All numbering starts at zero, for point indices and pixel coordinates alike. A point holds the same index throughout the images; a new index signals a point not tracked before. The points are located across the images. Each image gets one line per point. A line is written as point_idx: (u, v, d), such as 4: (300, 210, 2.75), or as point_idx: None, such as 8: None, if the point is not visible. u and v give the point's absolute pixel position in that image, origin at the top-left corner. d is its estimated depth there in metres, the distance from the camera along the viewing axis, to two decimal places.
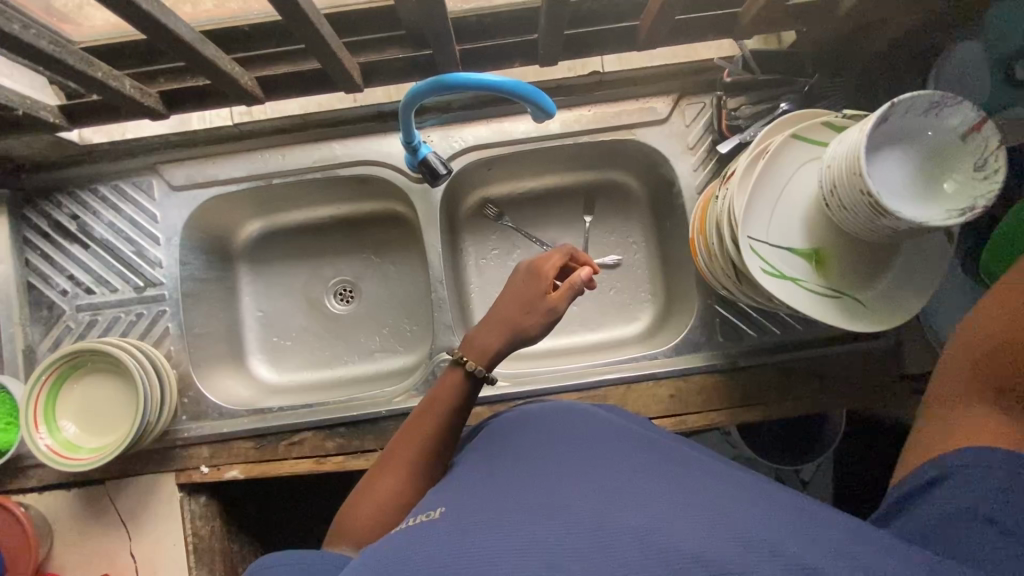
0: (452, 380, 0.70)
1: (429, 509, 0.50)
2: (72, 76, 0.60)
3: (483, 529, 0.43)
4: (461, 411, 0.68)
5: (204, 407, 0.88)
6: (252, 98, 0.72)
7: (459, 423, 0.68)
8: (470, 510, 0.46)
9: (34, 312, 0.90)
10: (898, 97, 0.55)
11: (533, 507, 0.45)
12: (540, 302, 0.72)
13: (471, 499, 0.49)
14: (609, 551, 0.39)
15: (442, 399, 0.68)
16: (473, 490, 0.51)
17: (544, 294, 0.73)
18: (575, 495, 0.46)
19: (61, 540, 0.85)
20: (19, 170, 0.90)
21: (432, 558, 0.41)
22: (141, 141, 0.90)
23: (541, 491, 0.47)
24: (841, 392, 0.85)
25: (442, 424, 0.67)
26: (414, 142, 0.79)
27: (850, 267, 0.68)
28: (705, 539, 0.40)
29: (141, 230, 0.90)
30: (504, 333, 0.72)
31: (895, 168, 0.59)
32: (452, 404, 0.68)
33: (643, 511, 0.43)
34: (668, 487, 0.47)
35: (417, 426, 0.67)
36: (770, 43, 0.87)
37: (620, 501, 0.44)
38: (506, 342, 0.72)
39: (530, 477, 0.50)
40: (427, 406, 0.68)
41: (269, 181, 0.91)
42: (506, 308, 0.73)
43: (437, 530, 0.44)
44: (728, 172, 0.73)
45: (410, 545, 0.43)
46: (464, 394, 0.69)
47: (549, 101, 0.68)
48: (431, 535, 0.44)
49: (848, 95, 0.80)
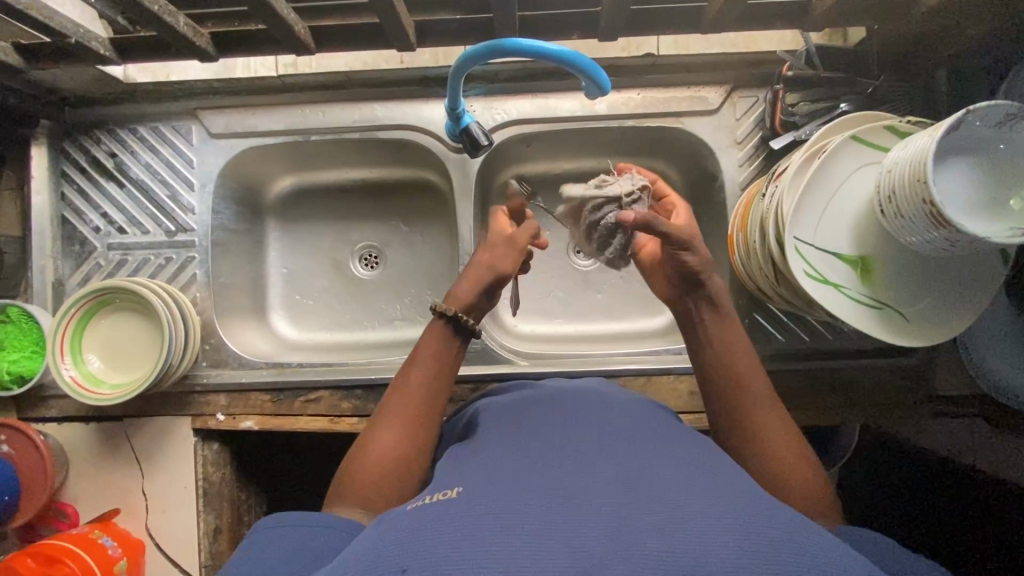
0: (436, 333, 0.69)
1: (440, 488, 0.49)
2: (130, 6, 0.60)
3: (498, 511, 0.42)
4: (449, 362, 0.68)
5: (225, 355, 0.89)
6: (303, 47, 0.71)
7: (449, 375, 0.68)
8: (484, 491, 0.45)
9: (66, 246, 0.90)
10: (974, 104, 0.53)
11: (549, 494, 0.44)
12: (502, 241, 0.76)
13: (486, 477, 0.48)
14: (626, 541, 0.39)
15: (425, 350, 0.68)
16: (484, 467, 0.50)
17: (507, 236, 0.77)
18: (588, 481, 0.45)
19: (76, 471, 0.87)
20: (62, 103, 0.90)
21: (447, 536, 0.40)
22: (182, 84, 0.89)
23: (557, 477, 0.46)
24: (864, 406, 0.83)
25: (431, 375, 0.66)
26: (459, 109, 0.77)
27: (899, 278, 0.66)
28: (727, 547, 0.38)
29: (176, 174, 0.90)
30: (476, 280, 0.72)
31: (962, 179, 0.57)
32: (436, 354, 0.68)
33: (660, 507, 0.42)
34: (684, 474, 0.46)
35: (404, 380, 0.66)
36: (835, 40, 0.85)
37: (637, 495, 0.43)
38: (485, 289, 0.73)
39: (542, 459, 0.50)
40: (411, 361, 0.68)
41: (307, 137, 0.91)
42: (480, 257, 0.76)
43: (451, 508, 0.43)
44: (778, 170, 0.71)
45: (424, 516, 0.42)
46: (450, 346, 0.69)
47: (604, 75, 0.66)
48: (444, 512, 0.43)
49: (915, 101, 0.77)
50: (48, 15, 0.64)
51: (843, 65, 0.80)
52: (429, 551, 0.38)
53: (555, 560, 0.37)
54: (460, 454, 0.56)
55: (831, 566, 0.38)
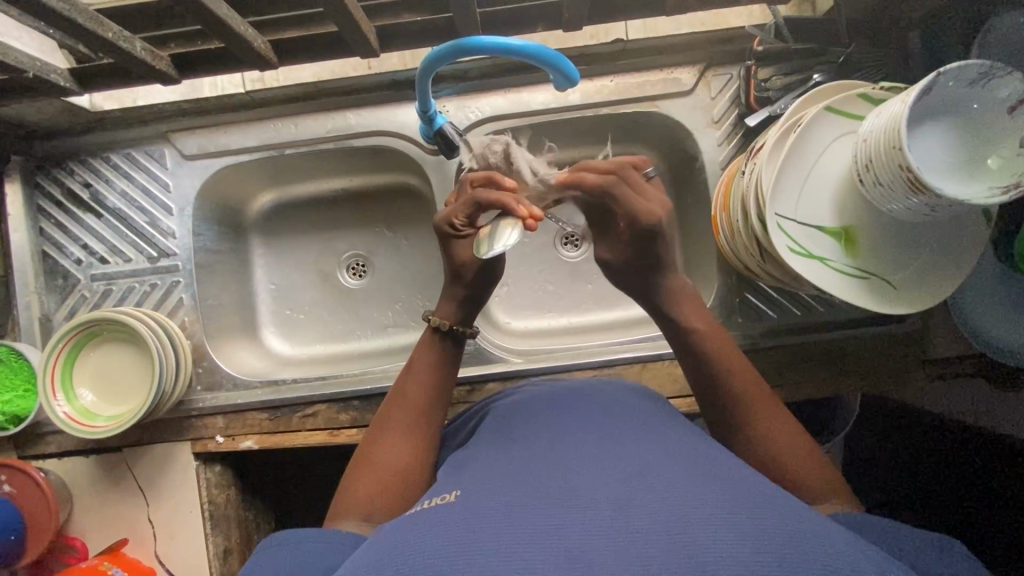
0: (431, 345, 0.70)
1: (441, 493, 0.49)
2: (83, 36, 0.59)
3: (497, 517, 0.42)
4: (445, 371, 0.69)
5: (219, 377, 0.89)
6: (266, 63, 0.70)
7: (446, 381, 0.69)
8: (481, 498, 0.45)
9: (49, 281, 0.90)
10: (944, 66, 0.53)
11: (548, 495, 0.44)
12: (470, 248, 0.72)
13: (485, 482, 0.48)
14: (622, 543, 0.38)
15: (421, 361, 0.69)
16: (482, 474, 0.50)
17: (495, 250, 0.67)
18: (583, 479, 0.45)
19: (80, 505, 0.87)
20: (31, 137, 0.89)
21: (447, 542, 0.40)
22: (152, 108, 0.88)
23: (553, 477, 0.46)
24: (861, 376, 0.83)
25: (428, 389, 0.67)
26: (430, 111, 0.76)
27: (884, 246, 0.65)
28: (730, 546, 0.38)
29: (154, 199, 0.89)
30: (464, 293, 0.72)
31: (937, 143, 0.56)
32: (431, 365, 0.69)
33: (658, 505, 0.41)
34: (678, 468, 0.46)
35: (402, 390, 0.67)
36: (804, 10, 0.84)
37: (638, 492, 0.43)
38: (471, 298, 0.73)
39: (536, 463, 0.49)
40: (407, 371, 0.69)
41: (281, 152, 0.90)
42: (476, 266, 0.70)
43: (448, 518, 0.43)
44: (755, 147, 0.70)
45: (422, 530, 0.42)
46: (448, 357, 0.70)
47: (571, 66, 0.65)
48: (446, 520, 0.43)
49: (888, 68, 0.77)
50: (3, 52, 0.63)
51: (813, 35, 0.79)
52: (432, 560, 0.39)
53: (553, 565, 0.37)
54: (456, 462, 0.55)
55: (834, 562, 0.37)
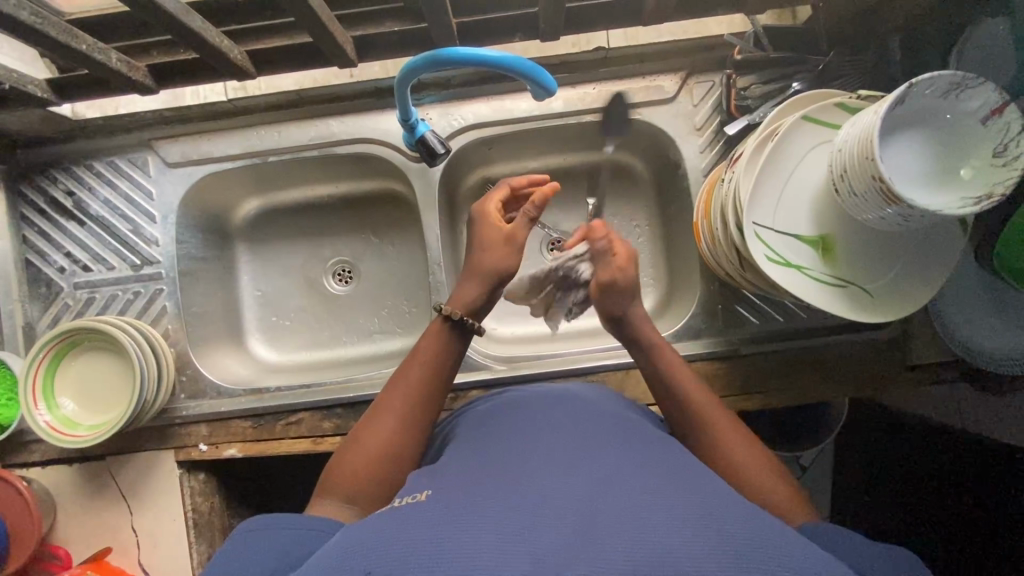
0: (438, 335, 0.69)
1: (412, 492, 0.49)
2: (57, 49, 0.59)
3: (460, 520, 0.42)
4: (447, 362, 0.69)
5: (202, 385, 0.89)
6: (244, 73, 0.70)
7: (445, 375, 0.68)
8: (448, 500, 0.45)
9: (33, 289, 0.89)
10: (916, 77, 0.53)
11: (515, 499, 0.44)
12: (498, 237, 0.73)
13: (455, 486, 0.48)
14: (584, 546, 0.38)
15: (426, 349, 0.69)
16: (453, 478, 0.50)
17: (506, 235, 0.72)
18: (553, 487, 0.45)
19: (63, 513, 0.86)
20: (13, 145, 0.88)
21: (410, 543, 0.40)
22: (135, 116, 0.88)
23: (523, 484, 0.46)
24: (844, 381, 0.83)
25: (428, 379, 0.66)
26: (411, 120, 0.76)
27: (860, 255, 0.65)
28: (692, 552, 0.38)
29: (137, 207, 0.89)
30: (481, 281, 0.72)
31: (910, 153, 0.57)
32: (436, 354, 0.68)
33: (624, 511, 0.42)
34: (647, 476, 0.46)
35: (404, 374, 0.67)
36: (784, 19, 0.84)
37: (605, 500, 0.43)
38: (487, 288, 0.72)
39: (507, 470, 0.49)
40: (411, 357, 0.68)
41: (264, 159, 0.90)
42: (480, 254, 0.73)
43: (416, 516, 0.43)
44: (734, 155, 0.70)
45: (388, 530, 0.42)
46: (452, 350, 0.69)
47: (549, 76, 0.65)
48: (408, 521, 0.43)
49: (866, 76, 0.77)
50: None
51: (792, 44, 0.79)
52: (393, 561, 0.39)
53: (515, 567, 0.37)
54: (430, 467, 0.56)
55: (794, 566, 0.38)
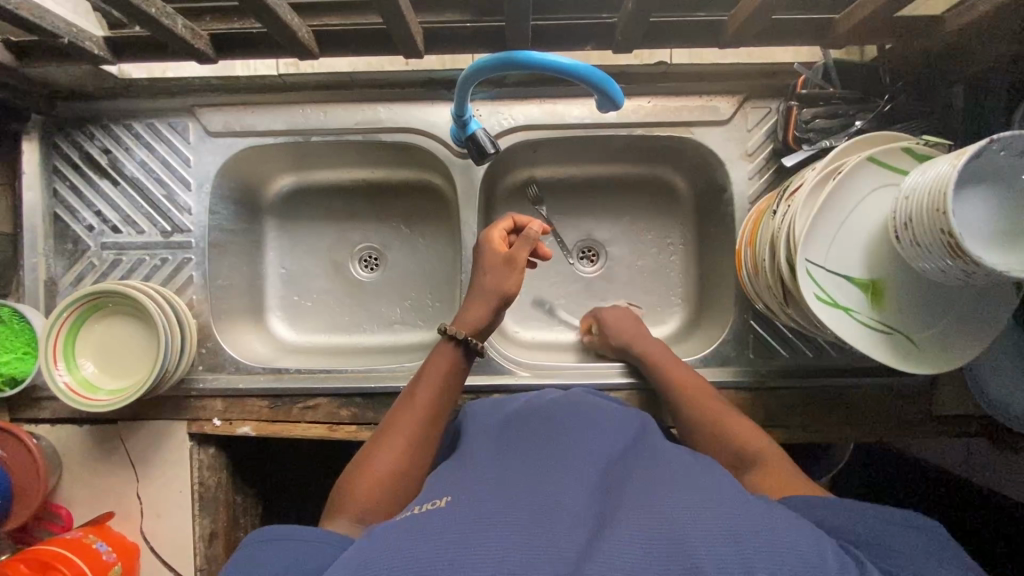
0: (443, 353, 0.69)
1: (432, 498, 0.49)
2: (129, 11, 0.57)
3: (502, 523, 0.42)
4: (454, 380, 0.69)
5: (222, 359, 0.87)
6: (307, 52, 0.69)
7: (453, 392, 0.68)
8: (481, 506, 0.45)
9: (59, 244, 0.88)
10: (998, 134, 0.52)
11: (550, 514, 0.43)
12: (500, 262, 0.72)
13: (486, 491, 0.47)
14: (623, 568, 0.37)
15: (433, 367, 0.68)
16: (484, 484, 0.49)
17: (505, 257, 0.72)
18: (591, 512, 0.44)
19: (68, 474, 0.85)
20: (53, 96, 0.87)
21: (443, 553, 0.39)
22: (180, 81, 0.87)
23: (556, 495, 0.46)
24: (865, 423, 0.83)
25: (437, 397, 0.66)
26: (464, 116, 0.75)
27: (909, 303, 0.65)
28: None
29: (173, 173, 0.88)
30: (484, 302, 0.71)
31: (979, 209, 0.55)
32: (444, 374, 0.68)
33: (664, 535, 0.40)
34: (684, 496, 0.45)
35: (411, 394, 0.66)
36: (851, 54, 0.83)
37: (641, 520, 0.42)
38: (491, 308, 0.71)
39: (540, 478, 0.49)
40: (420, 375, 0.68)
41: (307, 138, 0.88)
42: (480, 278, 0.72)
43: (450, 523, 0.42)
44: (790, 187, 0.69)
45: (422, 536, 0.41)
46: (459, 366, 0.69)
47: (617, 89, 0.63)
48: (445, 524, 0.42)
49: (928, 123, 0.76)
50: (39, 15, 0.61)
51: (861, 83, 0.77)
52: (428, 559, 0.39)
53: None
54: (457, 468, 0.55)
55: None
